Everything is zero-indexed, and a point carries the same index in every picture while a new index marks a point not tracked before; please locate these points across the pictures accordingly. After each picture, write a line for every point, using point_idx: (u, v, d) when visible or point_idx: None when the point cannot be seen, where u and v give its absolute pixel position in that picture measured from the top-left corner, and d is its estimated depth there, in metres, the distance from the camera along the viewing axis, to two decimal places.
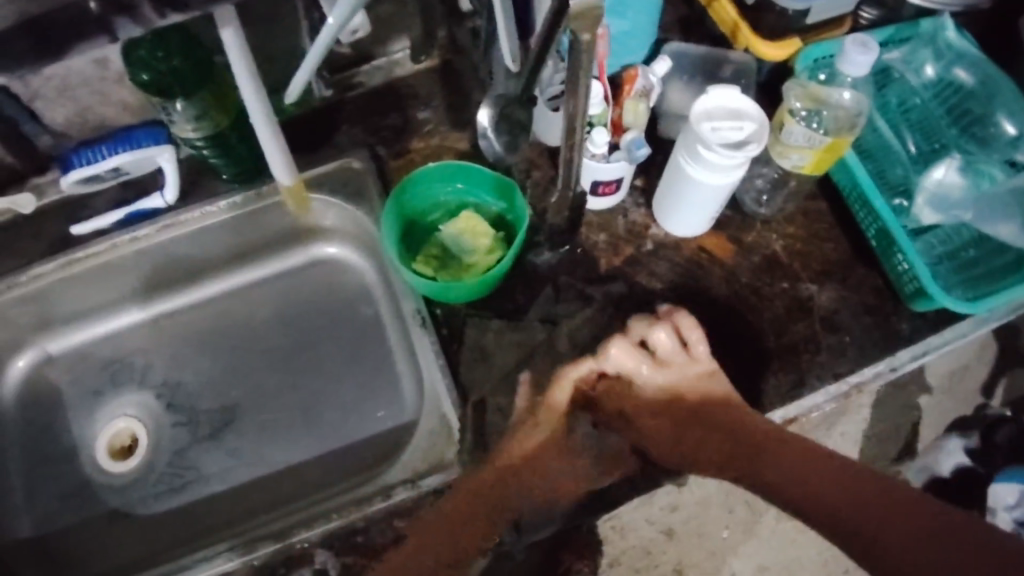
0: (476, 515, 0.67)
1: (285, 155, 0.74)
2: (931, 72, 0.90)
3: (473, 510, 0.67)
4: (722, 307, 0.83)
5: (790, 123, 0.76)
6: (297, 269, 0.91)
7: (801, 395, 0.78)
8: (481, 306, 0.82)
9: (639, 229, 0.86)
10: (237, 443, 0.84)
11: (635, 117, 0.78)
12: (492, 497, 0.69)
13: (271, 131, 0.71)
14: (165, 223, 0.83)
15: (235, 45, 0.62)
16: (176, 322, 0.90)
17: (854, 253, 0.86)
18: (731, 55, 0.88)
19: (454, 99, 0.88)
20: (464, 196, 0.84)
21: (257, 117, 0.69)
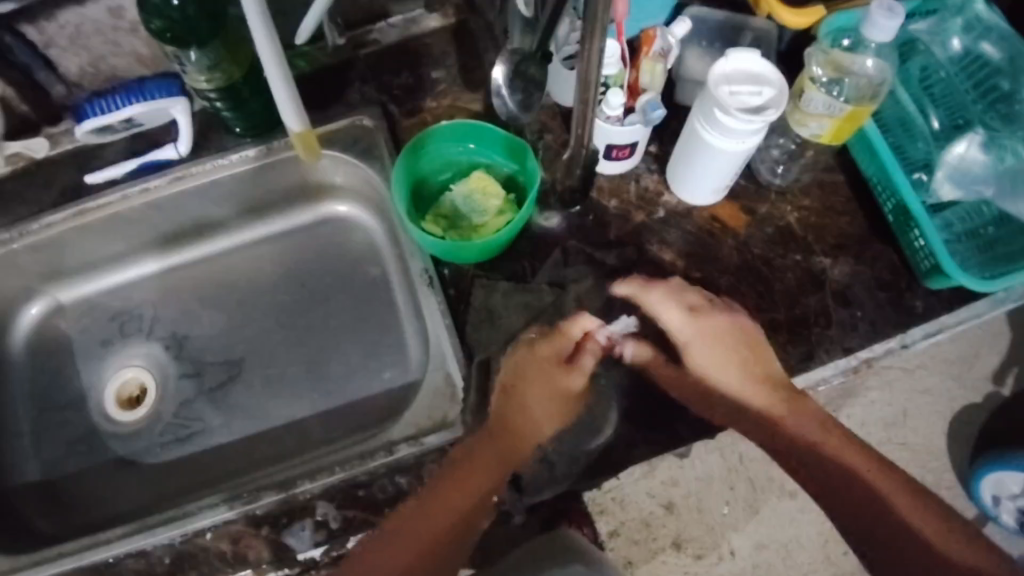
0: (490, 481, 0.67)
1: (292, 97, 0.73)
2: (958, 45, 0.88)
3: (485, 475, 0.67)
4: (733, 277, 0.82)
5: (811, 90, 0.74)
6: (307, 226, 0.91)
7: (809, 368, 0.77)
8: (489, 267, 0.82)
9: (652, 196, 0.85)
10: (243, 396, 0.85)
11: (652, 78, 0.77)
12: (489, 480, 0.67)
13: (286, 92, 0.72)
14: (175, 175, 0.83)
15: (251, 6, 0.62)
16: (186, 276, 0.90)
17: (871, 228, 0.84)
18: (753, 21, 0.87)
19: (469, 59, 0.87)
20: (475, 156, 0.84)
21: (279, 85, 0.71)
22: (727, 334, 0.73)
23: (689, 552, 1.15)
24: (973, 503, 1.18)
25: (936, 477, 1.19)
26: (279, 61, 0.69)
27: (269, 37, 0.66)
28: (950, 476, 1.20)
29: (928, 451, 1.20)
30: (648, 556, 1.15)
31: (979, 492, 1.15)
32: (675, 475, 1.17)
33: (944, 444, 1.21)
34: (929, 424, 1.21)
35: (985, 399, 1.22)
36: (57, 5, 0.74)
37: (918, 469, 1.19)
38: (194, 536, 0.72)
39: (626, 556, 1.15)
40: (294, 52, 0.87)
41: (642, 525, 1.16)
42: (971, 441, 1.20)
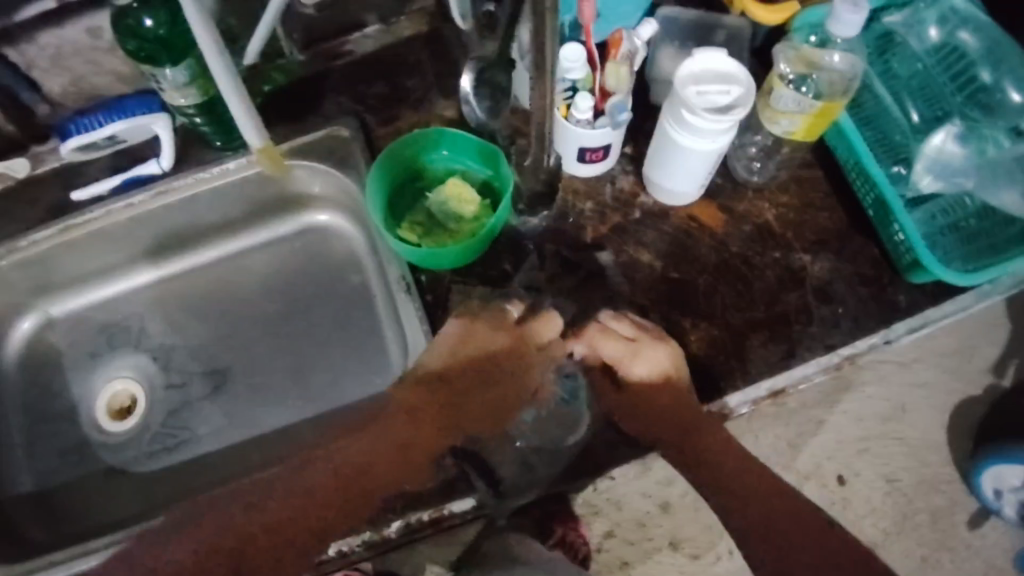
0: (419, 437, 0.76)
1: (251, 116, 0.75)
2: (935, 36, 0.86)
3: (421, 432, 0.76)
4: (711, 276, 0.82)
5: (779, 88, 0.74)
6: (289, 237, 0.92)
7: (790, 366, 0.77)
8: (466, 273, 0.82)
9: (627, 196, 0.85)
10: (230, 405, 0.86)
11: (617, 80, 0.76)
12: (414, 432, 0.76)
13: (243, 109, 0.74)
14: (158, 190, 0.85)
15: (200, 32, 0.64)
16: (173, 288, 0.92)
17: (851, 222, 0.84)
18: (725, 20, 0.86)
19: (442, 66, 0.88)
20: (450, 163, 0.85)
21: (235, 104, 0.73)
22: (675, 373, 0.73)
23: (686, 552, 1.15)
24: (974, 496, 1.16)
25: (936, 472, 1.18)
26: (237, 88, 0.71)
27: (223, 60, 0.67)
28: (949, 469, 1.18)
29: (927, 445, 1.19)
30: (644, 556, 1.15)
31: (980, 485, 1.13)
32: (671, 475, 1.17)
33: (944, 437, 1.19)
34: (928, 418, 1.20)
35: (985, 391, 1.21)
36: (35, 27, 0.75)
37: (917, 463, 1.18)
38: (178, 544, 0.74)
39: (622, 556, 1.15)
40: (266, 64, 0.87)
41: (638, 525, 1.16)
42: (969, 434, 1.19)
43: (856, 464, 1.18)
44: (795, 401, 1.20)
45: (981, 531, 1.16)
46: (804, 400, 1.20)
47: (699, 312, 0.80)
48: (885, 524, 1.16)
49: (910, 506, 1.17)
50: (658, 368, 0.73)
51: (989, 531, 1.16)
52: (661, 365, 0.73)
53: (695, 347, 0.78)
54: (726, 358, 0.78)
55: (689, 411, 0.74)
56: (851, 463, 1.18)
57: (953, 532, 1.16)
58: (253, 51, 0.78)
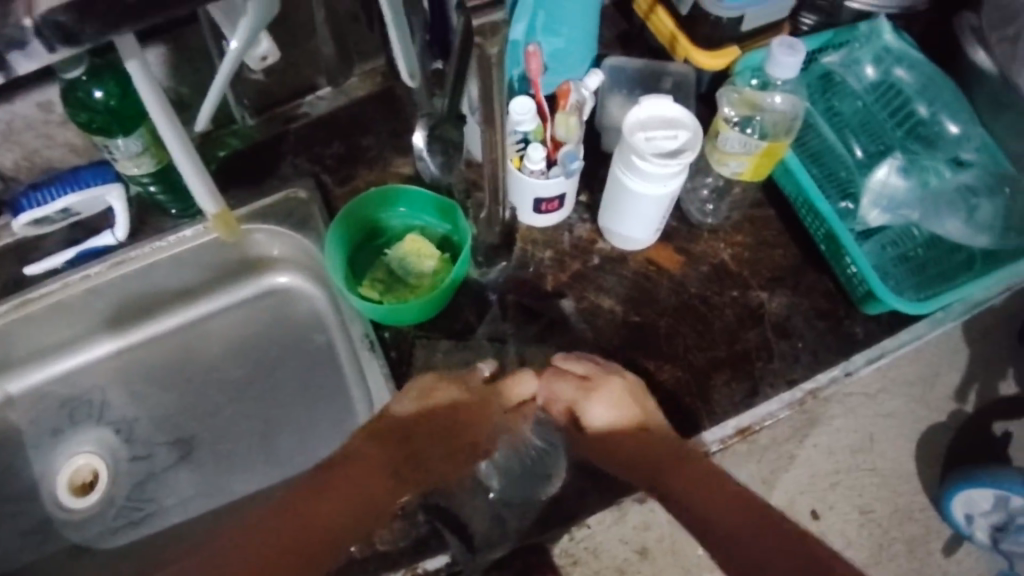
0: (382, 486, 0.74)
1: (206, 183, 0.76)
2: (872, 74, 0.89)
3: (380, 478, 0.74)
4: (673, 318, 0.83)
5: (725, 130, 0.75)
6: (252, 300, 0.92)
7: (754, 404, 0.78)
8: (429, 327, 0.82)
9: (585, 244, 0.86)
10: (196, 474, 0.85)
11: (567, 131, 0.77)
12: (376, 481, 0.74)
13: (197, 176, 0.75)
14: (115, 261, 0.85)
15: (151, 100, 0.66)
16: (134, 358, 0.91)
17: (804, 258, 0.85)
18: (669, 67, 0.88)
19: (397, 124, 0.89)
20: (409, 219, 0.86)
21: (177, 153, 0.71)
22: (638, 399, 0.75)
23: None
24: (948, 523, 1.17)
25: (908, 501, 1.19)
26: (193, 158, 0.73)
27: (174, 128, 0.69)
28: (920, 498, 1.19)
29: (898, 475, 1.20)
30: None
31: (951, 511, 1.14)
32: (647, 519, 1.16)
33: (913, 466, 1.20)
34: (897, 448, 1.21)
35: (950, 418, 1.22)
36: None
37: (889, 493, 1.19)
38: None
39: None
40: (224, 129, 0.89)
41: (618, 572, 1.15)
42: (938, 460, 1.20)
43: (830, 497, 1.19)
44: (765, 437, 1.21)
45: (956, 557, 1.18)
46: (774, 435, 1.21)
47: (662, 354, 0.81)
48: (862, 556, 1.17)
49: (885, 535, 1.18)
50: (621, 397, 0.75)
51: (964, 557, 1.18)
52: (622, 409, 0.74)
53: (660, 389, 0.79)
54: (691, 399, 0.79)
55: (659, 449, 0.73)
56: (824, 497, 1.19)
57: (929, 559, 1.17)
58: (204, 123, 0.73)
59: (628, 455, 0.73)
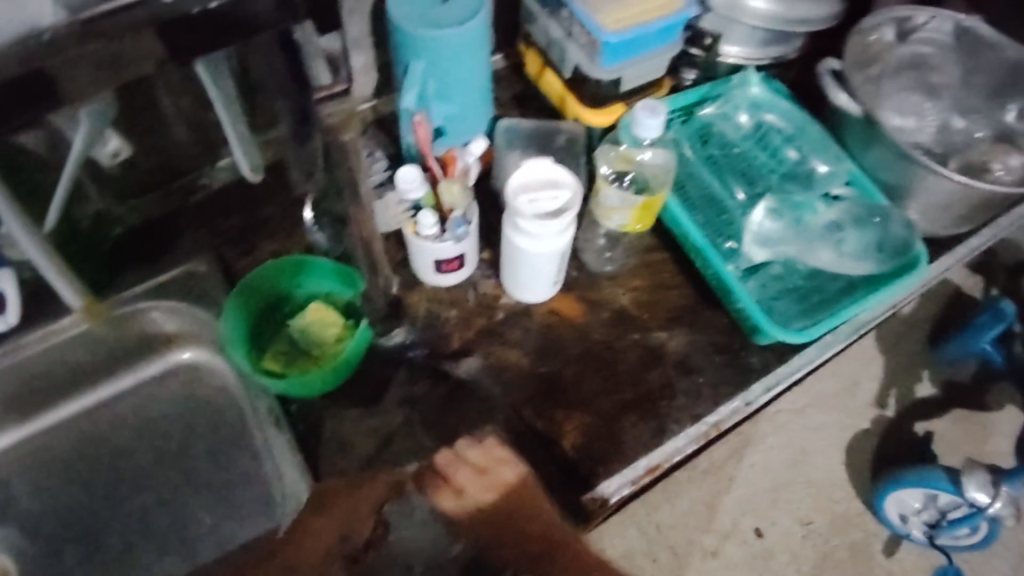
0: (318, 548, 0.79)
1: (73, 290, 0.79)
2: (746, 120, 0.93)
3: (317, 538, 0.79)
4: (578, 365, 0.85)
5: (604, 188, 0.75)
6: (155, 377, 0.89)
7: (662, 441, 0.82)
8: (338, 395, 0.82)
9: (490, 300, 0.88)
10: (108, 565, 0.81)
11: (453, 198, 0.77)
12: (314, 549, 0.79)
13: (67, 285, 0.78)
14: (8, 348, 0.83)
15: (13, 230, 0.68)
16: (33, 449, 0.87)
17: (700, 297, 0.88)
18: (563, 125, 0.91)
19: (296, 194, 0.91)
20: (312, 288, 0.86)
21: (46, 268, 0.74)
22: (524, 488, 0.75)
23: None
24: (883, 524, 1.21)
25: (845, 508, 1.23)
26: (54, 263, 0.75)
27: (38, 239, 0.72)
28: (856, 503, 1.23)
29: (831, 483, 1.24)
30: None
31: (885, 512, 1.19)
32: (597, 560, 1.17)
33: (845, 473, 1.24)
34: (827, 458, 1.25)
35: (873, 423, 1.27)
36: None
37: (825, 502, 1.23)
38: None
39: None
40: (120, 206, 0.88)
41: None
42: (866, 467, 1.24)
43: (770, 514, 1.21)
44: (703, 462, 1.24)
45: (898, 556, 1.21)
46: (711, 459, 1.24)
47: (571, 402, 0.84)
48: (809, 567, 1.19)
49: (827, 544, 1.21)
50: (509, 486, 0.75)
51: (904, 556, 1.21)
52: (510, 491, 0.75)
53: (570, 436, 0.82)
54: (599, 442, 0.82)
55: (541, 535, 0.72)
56: (765, 515, 1.21)
57: (872, 563, 1.20)
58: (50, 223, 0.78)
59: (512, 543, 0.73)
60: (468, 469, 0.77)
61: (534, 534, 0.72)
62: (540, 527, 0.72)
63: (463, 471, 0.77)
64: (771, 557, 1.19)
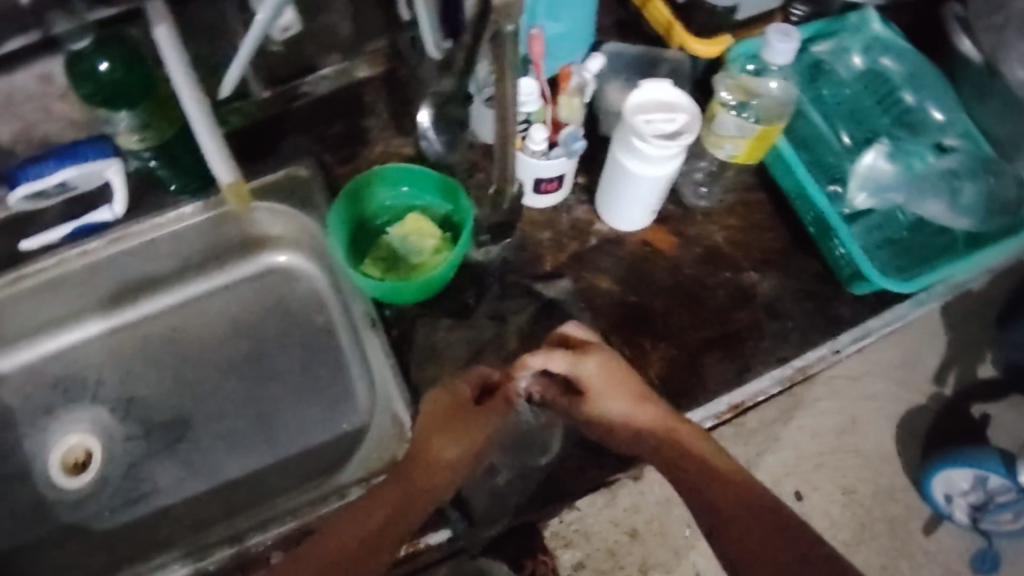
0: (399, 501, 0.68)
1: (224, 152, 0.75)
2: (860, 63, 0.93)
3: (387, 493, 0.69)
4: (667, 297, 0.85)
5: (721, 114, 0.79)
6: (248, 278, 0.92)
7: (745, 381, 0.80)
8: (431, 306, 0.84)
9: (583, 226, 0.87)
10: (192, 452, 0.85)
11: (570, 112, 0.79)
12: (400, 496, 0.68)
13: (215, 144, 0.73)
14: (114, 236, 0.85)
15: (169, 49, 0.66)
16: (128, 334, 0.90)
17: (794, 241, 0.88)
18: (667, 53, 0.90)
19: (398, 105, 0.91)
20: (410, 198, 0.87)
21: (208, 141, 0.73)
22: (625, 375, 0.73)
23: None
24: (927, 502, 1.26)
25: (890, 481, 1.28)
26: (210, 122, 0.72)
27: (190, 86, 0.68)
28: (901, 479, 1.28)
29: (879, 457, 1.29)
30: None
31: (931, 491, 1.24)
32: (637, 502, 1.22)
33: (895, 447, 1.30)
34: (878, 428, 1.30)
35: (929, 399, 1.32)
36: None
37: (870, 474, 1.28)
38: None
39: None
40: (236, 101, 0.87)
41: (608, 554, 1.20)
42: (919, 441, 1.30)
43: (812, 479, 1.28)
44: None
45: (936, 536, 1.26)
46: (761, 419, 1.30)
47: (659, 334, 0.83)
48: (844, 535, 1.25)
49: (867, 515, 1.26)
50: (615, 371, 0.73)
51: (943, 536, 1.26)
52: (618, 376, 0.73)
53: (654, 367, 0.81)
54: (682, 374, 0.81)
55: (645, 413, 0.71)
56: (806, 478, 1.28)
57: (909, 539, 1.26)
58: (228, 90, 0.77)
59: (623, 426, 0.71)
60: (568, 358, 0.73)
61: (637, 416, 0.71)
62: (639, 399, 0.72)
63: (562, 356, 0.73)
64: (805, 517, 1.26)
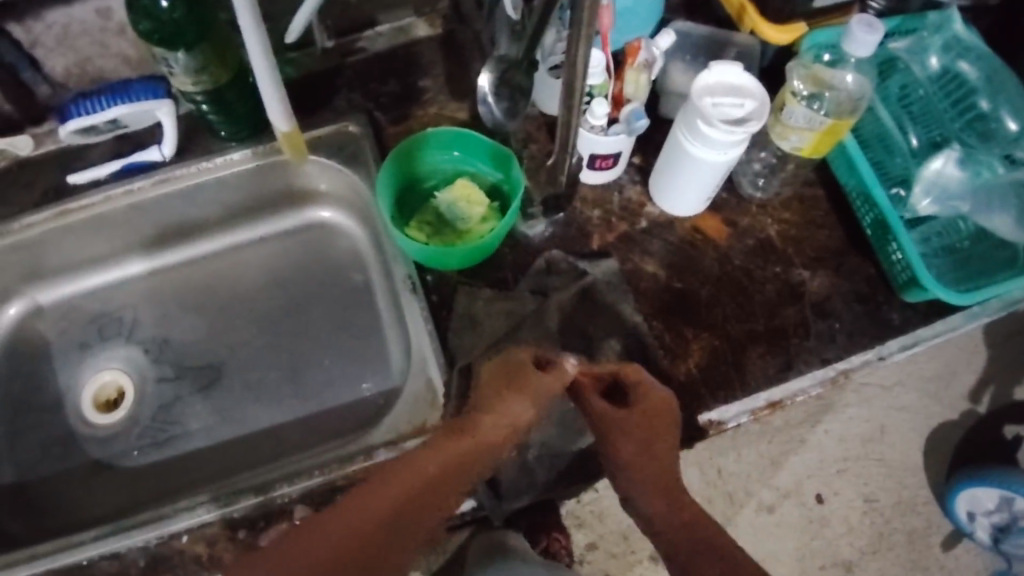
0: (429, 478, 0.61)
1: (281, 95, 0.74)
2: (937, 64, 0.90)
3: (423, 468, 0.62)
4: (713, 286, 0.82)
5: (792, 104, 0.76)
6: (290, 232, 0.92)
7: (787, 378, 0.78)
8: (473, 274, 0.83)
9: (634, 206, 0.86)
10: (222, 399, 0.85)
11: (635, 89, 0.78)
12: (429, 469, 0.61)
13: (276, 92, 0.73)
14: (161, 177, 0.84)
15: (244, 12, 0.64)
16: (168, 278, 0.91)
17: (849, 241, 0.85)
18: (736, 37, 0.88)
19: (455, 68, 0.89)
20: (461, 164, 0.85)
21: (267, 86, 0.72)
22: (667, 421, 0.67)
23: (667, 565, 1.20)
24: (948, 519, 1.24)
25: (912, 494, 1.26)
26: (272, 71, 0.71)
27: (258, 30, 0.66)
28: (925, 492, 1.27)
29: (904, 468, 1.27)
30: (626, 568, 1.20)
31: (954, 507, 1.22)
32: None
33: (921, 460, 1.28)
34: (906, 440, 1.28)
35: (962, 417, 1.30)
36: (42, 4, 0.74)
37: (895, 484, 1.26)
38: (169, 539, 0.71)
39: (605, 569, 1.20)
40: (296, 51, 0.89)
41: (621, 538, 1.21)
42: (946, 457, 1.28)
43: (835, 484, 1.26)
44: None
45: (954, 553, 1.24)
46: (787, 419, 1.28)
47: (701, 323, 0.80)
48: (861, 543, 1.24)
49: (886, 525, 1.25)
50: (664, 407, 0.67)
51: (962, 553, 1.24)
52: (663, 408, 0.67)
53: (694, 357, 0.78)
54: (723, 365, 0.78)
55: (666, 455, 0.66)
56: (830, 483, 1.26)
57: (928, 552, 1.24)
58: (294, 36, 0.74)
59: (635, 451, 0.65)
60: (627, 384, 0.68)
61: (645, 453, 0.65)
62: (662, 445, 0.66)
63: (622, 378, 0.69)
64: (826, 522, 1.24)
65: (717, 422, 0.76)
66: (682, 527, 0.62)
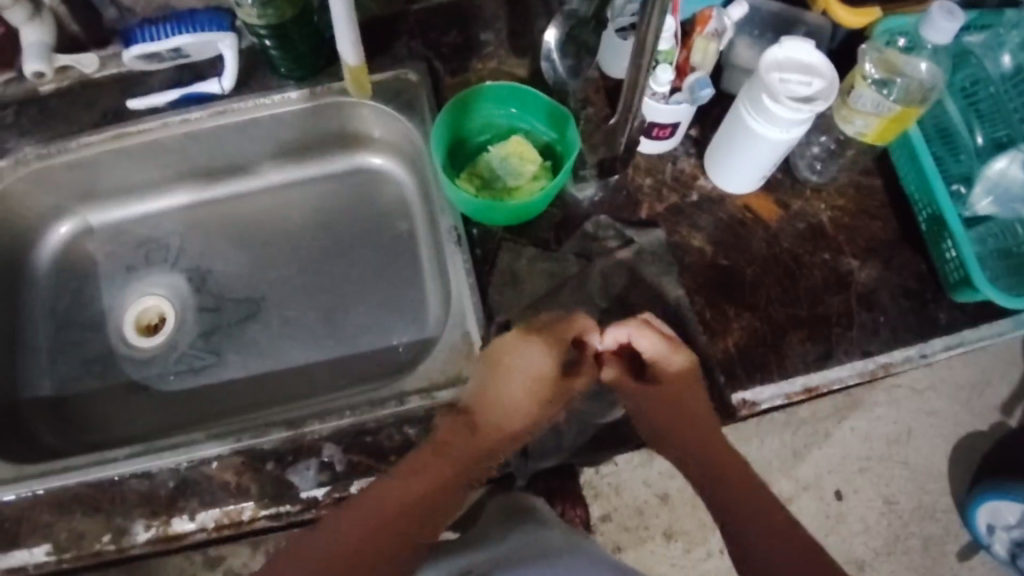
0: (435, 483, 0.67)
1: (348, 29, 0.73)
2: (1009, 63, 0.88)
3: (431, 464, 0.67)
4: (759, 267, 0.81)
5: (861, 86, 0.76)
6: (339, 175, 0.92)
7: (825, 365, 0.77)
8: (518, 232, 0.82)
9: (687, 178, 0.85)
10: (259, 333, 0.86)
11: (703, 57, 0.77)
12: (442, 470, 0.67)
13: (346, 21, 0.72)
14: (218, 110, 0.84)
15: None
16: (214, 210, 0.92)
17: (903, 234, 0.83)
18: (807, 16, 0.87)
19: (517, 23, 0.88)
20: (515, 120, 0.85)
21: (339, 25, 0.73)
22: (689, 386, 0.73)
23: (679, 544, 1.20)
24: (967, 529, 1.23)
25: (932, 499, 1.25)
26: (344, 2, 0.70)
27: None
28: (946, 499, 1.25)
29: (928, 473, 1.25)
30: (637, 542, 1.20)
31: (974, 519, 1.20)
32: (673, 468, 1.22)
33: (945, 467, 1.26)
34: (932, 446, 1.26)
35: (991, 428, 1.28)
36: None
37: (916, 489, 1.25)
38: (199, 464, 0.73)
39: (616, 541, 1.21)
40: None
41: (635, 512, 1.22)
42: (972, 467, 1.26)
43: (856, 481, 1.24)
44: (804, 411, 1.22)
45: (969, 564, 1.24)
46: (812, 412, 1.27)
47: (744, 301, 0.79)
48: (876, 543, 1.23)
49: (903, 528, 1.24)
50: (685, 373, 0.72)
51: (977, 565, 1.24)
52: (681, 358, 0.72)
53: (733, 336, 0.78)
54: (761, 346, 0.77)
55: (693, 408, 0.73)
56: (850, 480, 1.24)
57: (942, 559, 1.23)
58: None
59: (671, 410, 0.73)
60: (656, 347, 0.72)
61: (679, 407, 0.73)
62: (687, 411, 0.73)
63: (653, 341, 0.72)
64: (843, 519, 1.23)
65: (750, 402, 0.75)
66: (725, 489, 0.72)
